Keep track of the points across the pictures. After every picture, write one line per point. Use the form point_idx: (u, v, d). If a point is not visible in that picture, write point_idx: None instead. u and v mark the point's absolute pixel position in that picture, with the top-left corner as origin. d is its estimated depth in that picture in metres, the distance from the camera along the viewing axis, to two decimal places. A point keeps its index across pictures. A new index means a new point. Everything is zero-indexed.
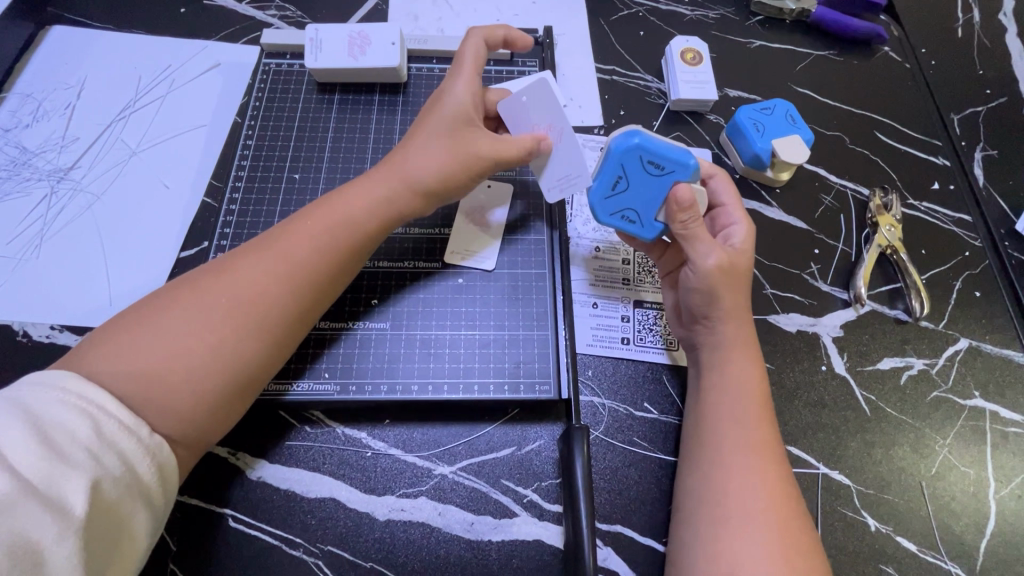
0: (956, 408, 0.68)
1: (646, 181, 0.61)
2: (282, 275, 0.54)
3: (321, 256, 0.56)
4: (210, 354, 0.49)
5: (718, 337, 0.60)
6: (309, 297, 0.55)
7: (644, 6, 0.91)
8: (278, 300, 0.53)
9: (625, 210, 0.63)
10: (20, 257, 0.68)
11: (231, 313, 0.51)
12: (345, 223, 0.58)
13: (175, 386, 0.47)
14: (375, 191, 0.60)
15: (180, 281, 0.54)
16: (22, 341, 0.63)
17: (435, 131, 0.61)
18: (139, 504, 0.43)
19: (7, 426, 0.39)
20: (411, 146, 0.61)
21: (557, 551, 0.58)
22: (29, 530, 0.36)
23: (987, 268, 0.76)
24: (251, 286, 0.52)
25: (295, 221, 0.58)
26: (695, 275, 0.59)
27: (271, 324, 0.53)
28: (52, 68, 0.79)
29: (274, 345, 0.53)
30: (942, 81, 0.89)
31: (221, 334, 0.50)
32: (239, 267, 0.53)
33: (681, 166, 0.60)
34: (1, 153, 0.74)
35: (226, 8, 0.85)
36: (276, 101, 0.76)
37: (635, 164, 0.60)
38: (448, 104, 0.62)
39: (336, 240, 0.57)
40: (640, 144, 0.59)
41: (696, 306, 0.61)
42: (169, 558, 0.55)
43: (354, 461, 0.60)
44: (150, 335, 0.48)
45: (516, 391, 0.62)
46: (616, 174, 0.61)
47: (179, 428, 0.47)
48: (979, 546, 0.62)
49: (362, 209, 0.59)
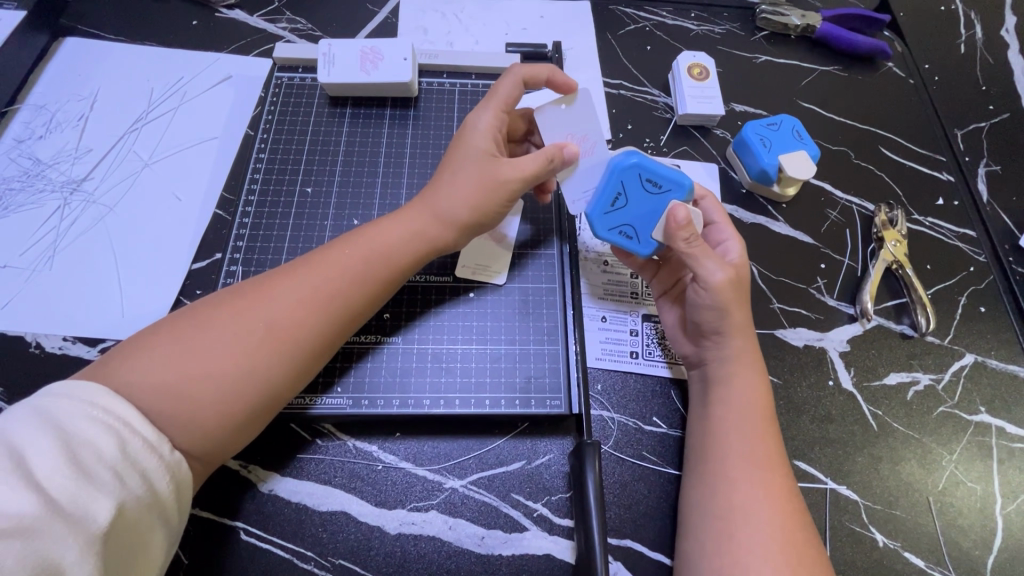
0: (963, 423, 0.68)
1: (645, 199, 0.62)
2: (316, 303, 0.54)
3: (355, 286, 0.56)
4: (239, 378, 0.49)
5: (726, 354, 0.60)
6: (340, 326, 0.56)
7: (650, 20, 0.92)
8: (311, 327, 0.53)
9: (623, 225, 0.63)
10: (33, 268, 0.68)
11: (263, 337, 0.51)
12: (381, 255, 0.58)
13: (201, 406, 0.47)
14: (410, 220, 0.61)
15: (217, 296, 0.54)
16: (35, 352, 0.63)
17: (463, 165, 0.62)
18: (159, 520, 0.43)
19: (34, 443, 0.39)
20: (439, 181, 0.62)
21: (567, 565, 0.58)
22: (53, 550, 0.36)
23: (991, 284, 0.76)
24: (286, 312, 0.53)
25: (335, 248, 0.58)
26: (705, 290, 0.59)
27: (301, 351, 0.53)
28: (65, 80, 0.80)
29: (300, 371, 0.53)
30: (945, 96, 0.90)
31: (252, 358, 0.50)
32: (276, 290, 0.54)
33: (678, 185, 0.61)
34: (14, 164, 0.74)
35: (237, 21, 0.86)
36: (288, 114, 0.77)
37: (634, 182, 0.62)
38: (475, 140, 0.63)
39: (372, 272, 0.57)
40: (640, 162, 0.61)
41: (705, 321, 0.61)
42: (180, 571, 0.55)
43: (365, 474, 0.60)
44: (183, 350, 0.49)
45: (527, 406, 0.62)
46: (616, 191, 0.62)
47: (199, 447, 0.48)
48: (986, 561, 0.62)
49: (398, 241, 0.59)
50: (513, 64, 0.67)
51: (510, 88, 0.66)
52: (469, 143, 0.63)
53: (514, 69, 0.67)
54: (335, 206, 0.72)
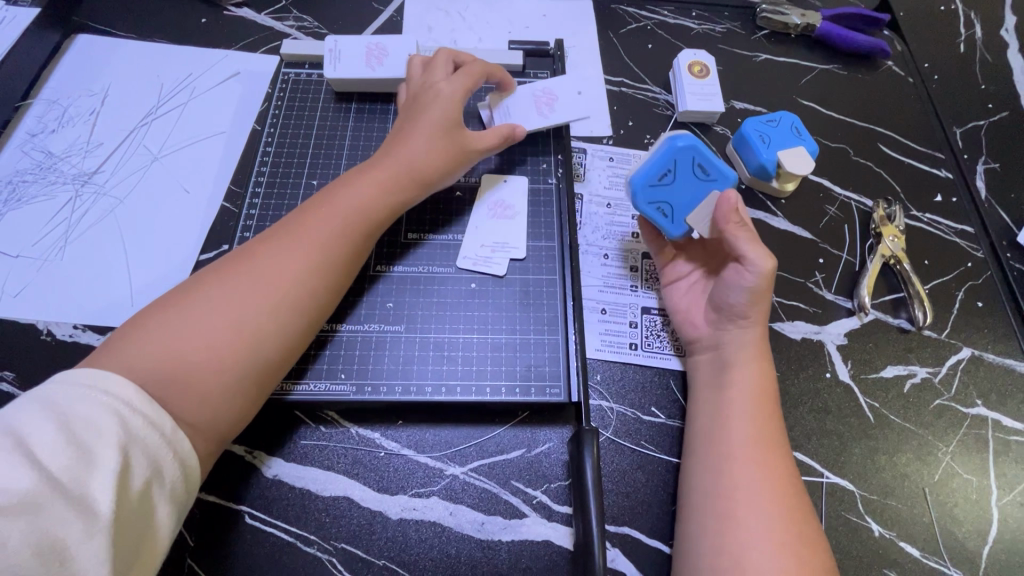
0: (959, 416, 0.69)
1: (692, 182, 0.66)
2: (292, 259, 0.57)
3: (330, 240, 0.59)
4: (231, 334, 0.51)
5: (748, 340, 0.62)
6: (321, 284, 0.58)
7: (652, 19, 0.93)
8: (291, 284, 0.56)
9: (662, 203, 0.66)
10: (44, 258, 0.70)
11: (248, 301, 0.53)
12: (352, 211, 0.61)
13: (195, 370, 0.49)
14: (375, 179, 0.63)
15: (193, 276, 0.56)
16: (46, 339, 0.65)
17: (431, 127, 0.67)
18: (163, 498, 0.44)
19: (37, 426, 0.40)
20: (399, 137, 0.67)
21: (565, 551, 0.59)
22: (56, 527, 0.37)
23: (989, 279, 0.77)
24: (267, 274, 0.55)
25: (303, 212, 0.61)
26: (747, 273, 0.61)
27: (284, 308, 0.55)
28: (77, 75, 0.82)
29: (291, 328, 0.55)
30: (945, 94, 0.91)
31: (240, 320, 0.52)
32: (253, 257, 0.56)
33: (723, 176, 0.66)
34: (27, 157, 0.76)
35: (246, 19, 0.87)
36: (295, 110, 0.78)
37: (687, 163, 0.66)
38: (439, 103, 0.68)
39: (346, 228, 0.60)
40: (696, 146, 0.66)
41: (738, 305, 0.62)
42: (186, 553, 0.57)
43: (368, 461, 0.61)
44: (173, 322, 0.51)
45: (527, 393, 0.63)
46: (667, 167, 0.66)
47: (201, 413, 0.49)
48: (982, 552, 0.63)
49: (366, 197, 0.62)
50: (482, 59, 0.73)
51: (475, 70, 0.71)
52: (427, 103, 0.68)
53: (484, 61, 0.73)
54: None
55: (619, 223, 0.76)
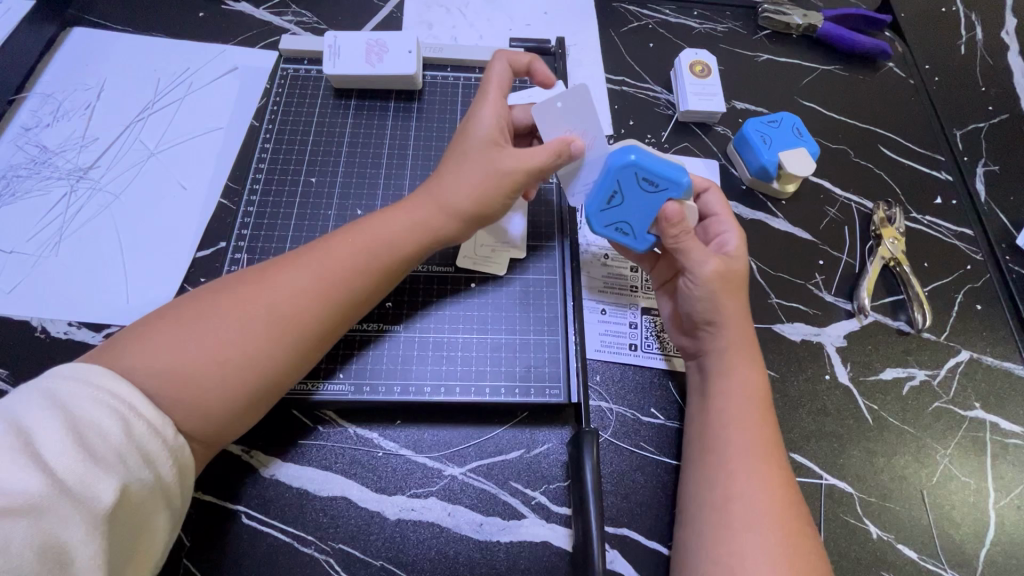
0: (957, 418, 0.69)
1: (641, 197, 0.61)
2: (322, 290, 0.55)
3: (359, 275, 0.57)
4: (246, 363, 0.51)
5: (721, 343, 0.61)
6: (340, 317, 0.56)
7: (653, 18, 0.92)
8: (313, 318, 0.54)
9: (620, 222, 0.63)
10: (39, 255, 0.69)
11: (267, 325, 0.52)
12: (384, 241, 0.59)
13: (204, 391, 0.48)
14: (416, 206, 0.61)
15: (214, 285, 0.55)
16: (40, 336, 0.64)
17: (473, 161, 0.61)
18: (161, 503, 0.44)
19: (42, 423, 0.40)
20: (443, 174, 0.62)
21: (564, 553, 0.58)
22: (59, 529, 0.37)
23: (988, 282, 0.77)
24: (292, 302, 0.54)
25: (340, 235, 0.59)
26: (695, 284, 0.61)
27: (302, 340, 0.54)
28: (72, 69, 0.81)
29: (303, 357, 0.54)
30: (945, 96, 0.90)
31: (256, 345, 0.51)
32: (284, 278, 0.55)
33: (676, 184, 0.60)
34: (22, 152, 0.75)
35: (243, 13, 0.87)
36: (293, 106, 0.78)
37: (630, 181, 0.61)
38: (478, 134, 0.62)
39: (376, 261, 0.58)
40: (636, 161, 0.60)
41: (697, 314, 0.62)
42: (182, 553, 0.56)
43: (366, 460, 0.61)
44: (187, 335, 0.50)
45: (526, 394, 0.63)
46: (611, 189, 0.62)
47: (201, 429, 0.49)
48: (978, 554, 0.63)
49: (400, 224, 0.60)
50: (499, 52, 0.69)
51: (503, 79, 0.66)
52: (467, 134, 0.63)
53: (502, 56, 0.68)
54: (338, 196, 0.72)
55: None
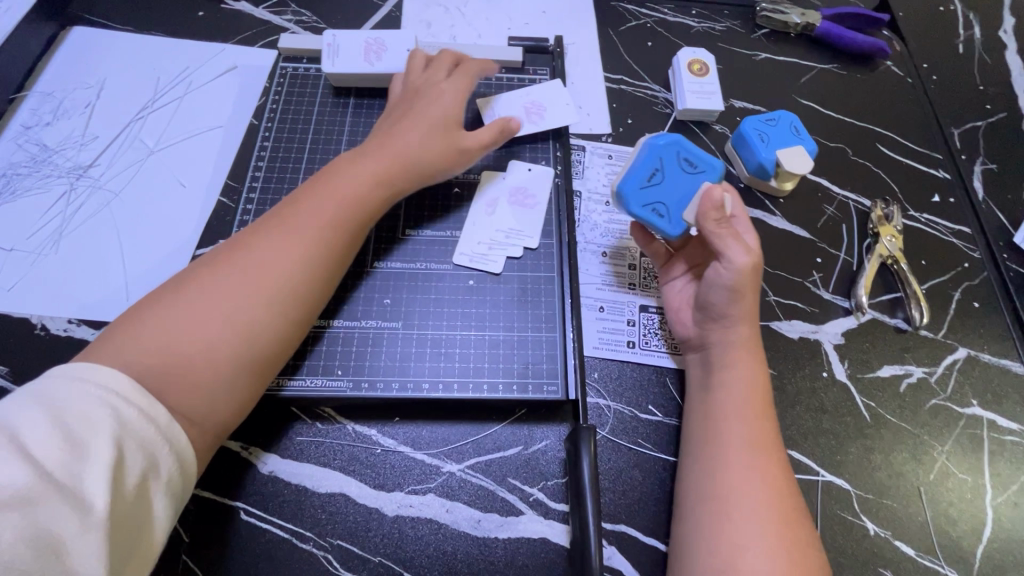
0: (955, 415, 0.69)
1: (681, 177, 0.66)
2: (291, 249, 0.56)
3: (325, 228, 0.59)
4: (229, 329, 0.51)
5: (731, 337, 0.61)
6: (315, 271, 0.57)
7: (652, 17, 0.93)
8: (287, 276, 0.55)
9: (656, 202, 0.66)
10: (38, 253, 0.69)
11: (243, 290, 0.53)
12: (347, 198, 0.61)
13: (192, 366, 0.49)
14: (371, 165, 0.63)
15: (185, 271, 0.55)
16: (40, 334, 0.65)
17: (418, 117, 0.67)
18: (159, 489, 0.44)
19: (29, 421, 0.40)
20: (390, 129, 0.67)
21: (561, 549, 0.59)
22: (50, 521, 0.37)
23: (986, 279, 0.77)
24: (263, 264, 0.55)
25: (301, 198, 0.60)
26: (727, 270, 0.60)
27: (282, 301, 0.54)
28: (72, 67, 0.81)
29: (289, 321, 0.55)
30: (943, 95, 0.91)
31: (235, 309, 0.52)
32: (250, 247, 0.56)
33: (711, 168, 0.67)
34: (21, 150, 0.75)
35: (243, 13, 0.87)
36: (292, 104, 0.78)
37: (671, 159, 0.66)
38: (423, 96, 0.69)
39: (341, 217, 0.60)
40: (677, 143, 0.66)
41: (720, 302, 0.61)
42: (181, 549, 0.56)
43: (364, 457, 0.61)
44: (167, 318, 0.50)
45: (524, 391, 0.64)
46: (653, 167, 0.66)
47: (200, 410, 0.49)
48: (976, 551, 0.63)
49: (358, 181, 0.62)
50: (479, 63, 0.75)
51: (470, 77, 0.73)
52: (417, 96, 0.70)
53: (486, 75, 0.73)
54: None
55: (617, 222, 0.76)
